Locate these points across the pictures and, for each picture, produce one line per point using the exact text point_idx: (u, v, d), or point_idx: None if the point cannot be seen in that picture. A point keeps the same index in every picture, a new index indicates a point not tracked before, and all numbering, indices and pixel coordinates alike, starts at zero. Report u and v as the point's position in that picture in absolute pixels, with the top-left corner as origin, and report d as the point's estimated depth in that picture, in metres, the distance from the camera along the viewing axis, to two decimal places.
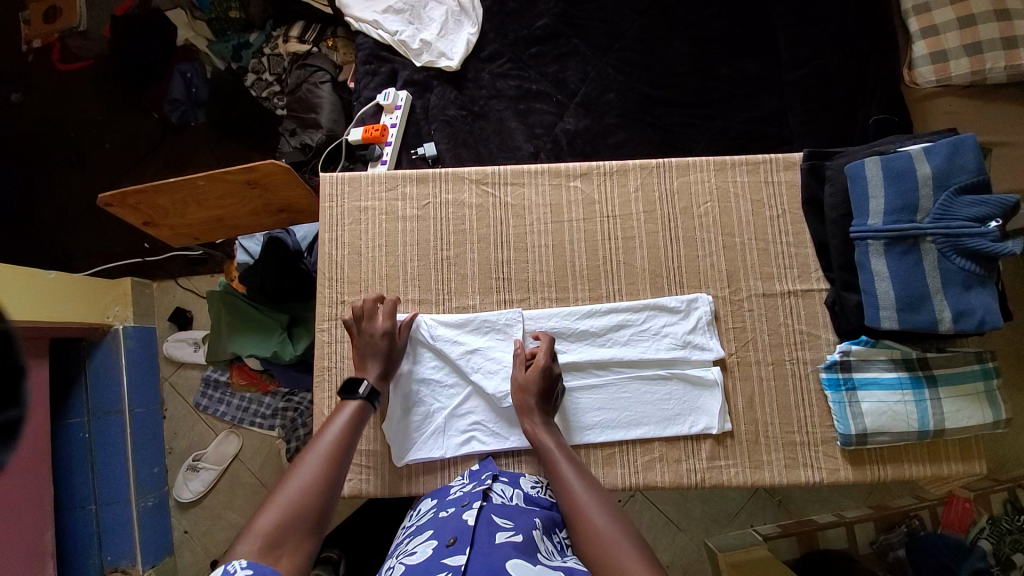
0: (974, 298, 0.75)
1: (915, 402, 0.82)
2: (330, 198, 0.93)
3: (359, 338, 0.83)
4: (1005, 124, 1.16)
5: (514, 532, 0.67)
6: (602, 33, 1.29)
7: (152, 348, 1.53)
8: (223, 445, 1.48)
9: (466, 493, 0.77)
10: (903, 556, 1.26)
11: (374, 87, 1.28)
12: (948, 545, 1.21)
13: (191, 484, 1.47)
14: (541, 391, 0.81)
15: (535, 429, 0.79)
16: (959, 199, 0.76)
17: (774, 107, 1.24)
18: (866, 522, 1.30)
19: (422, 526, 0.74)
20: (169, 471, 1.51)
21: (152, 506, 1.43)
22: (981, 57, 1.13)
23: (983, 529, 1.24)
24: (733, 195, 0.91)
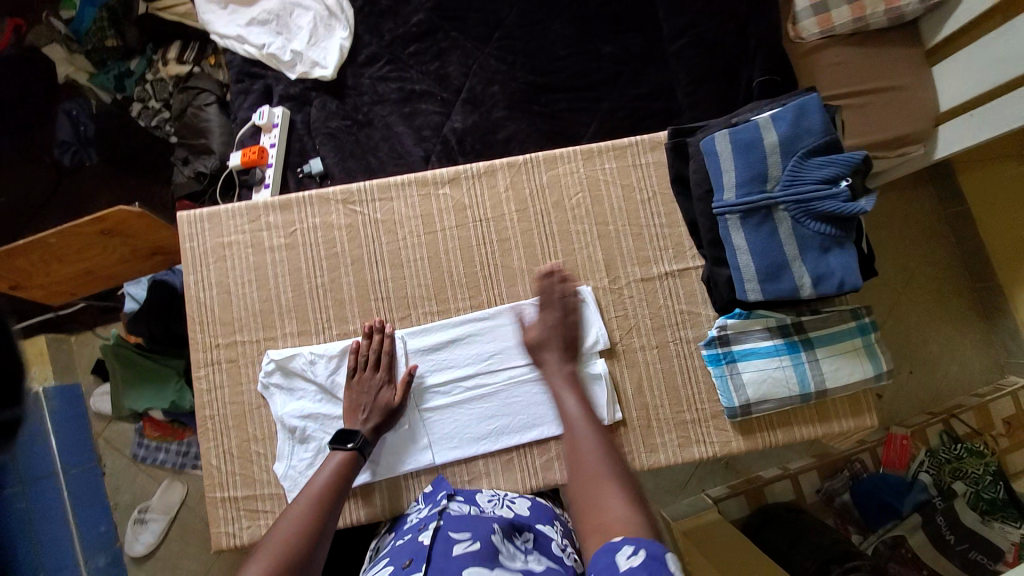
0: (832, 260, 0.76)
1: (793, 366, 0.83)
2: (191, 238, 0.89)
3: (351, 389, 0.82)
4: (887, 71, 1.17)
5: (470, 543, 0.64)
6: (479, 24, 1.25)
7: (81, 406, 1.41)
8: (168, 494, 1.39)
9: (422, 518, 0.75)
10: (848, 500, 1.32)
11: (248, 106, 1.23)
12: (889, 483, 1.28)
13: (142, 536, 1.37)
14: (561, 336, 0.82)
15: (554, 370, 0.79)
16: (808, 162, 0.76)
17: (659, 81, 1.23)
18: (811, 471, 1.36)
19: (383, 555, 0.72)
20: (118, 526, 1.40)
21: (105, 565, 1.32)
22: (861, 3, 1.12)
23: (923, 463, 1.28)
24: (602, 182, 0.91)
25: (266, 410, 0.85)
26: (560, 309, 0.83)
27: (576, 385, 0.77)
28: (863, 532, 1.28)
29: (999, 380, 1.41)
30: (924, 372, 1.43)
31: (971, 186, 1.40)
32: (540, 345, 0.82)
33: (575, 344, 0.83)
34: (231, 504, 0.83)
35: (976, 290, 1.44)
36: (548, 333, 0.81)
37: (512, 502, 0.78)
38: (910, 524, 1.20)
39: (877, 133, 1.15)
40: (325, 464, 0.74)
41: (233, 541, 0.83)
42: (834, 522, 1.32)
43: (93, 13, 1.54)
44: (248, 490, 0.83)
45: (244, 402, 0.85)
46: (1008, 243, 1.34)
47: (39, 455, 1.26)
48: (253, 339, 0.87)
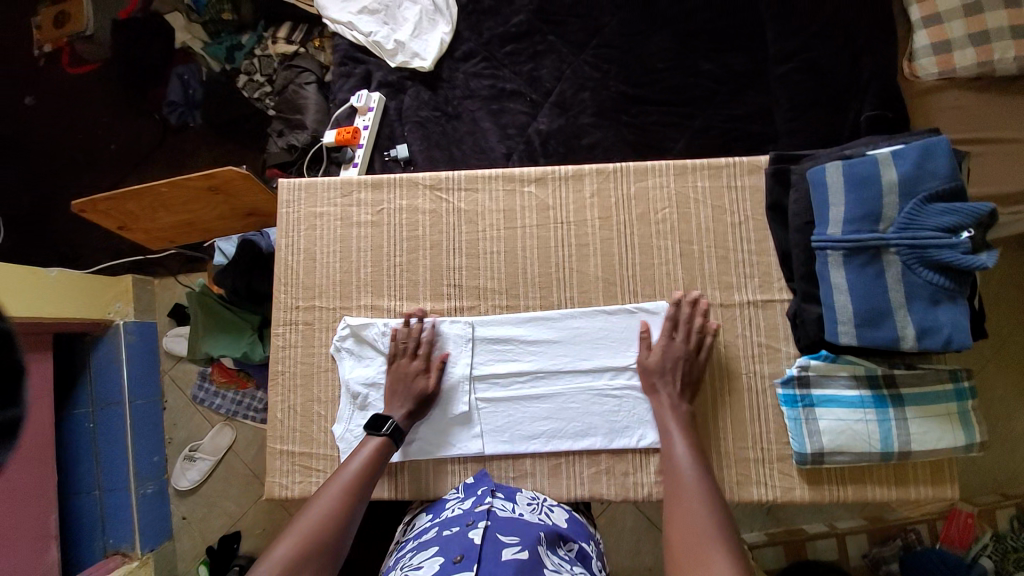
0: (942, 314, 0.70)
1: (878, 421, 0.77)
2: (287, 204, 0.93)
3: (392, 376, 0.84)
4: (1010, 122, 1.08)
5: (519, 548, 0.63)
6: (578, 30, 1.26)
7: (153, 342, 1.47)
8: (217, 438, 1.42)
9: (467, 512, 0.74)
10: (896, 570, 1.21)
11: (348, 88, 1.28)
12: (949, 564, 1.17)
13: (189, 473, 1.42)
14: (687, 373, 0.81)
15: (664, 405, 0.79)
16: (928, 207, 0.71)
17: (758, 104, 1.19)
18: (858, 533, 1.25)
19: (425, 543, 0.70)
20: (168, 460, 1.45)
21: (152, 494, 1.38)
22: (989, 47, 1.05)
23: (986, 547, 1.19)
24: (692, 200, 0.88)
25: (333, 376, 0.88)
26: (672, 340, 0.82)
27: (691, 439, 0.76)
28: None
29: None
30: (1007, 449, 1.30)
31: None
32: (657, 371, 0.81)
33: (699, 377, 0.82)
34: (289, 459, 0.87)
35: None
36: (667, 363, 0.81)
37: (550, 514, 0.76)
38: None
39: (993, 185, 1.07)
40: (361, 445, 0.78)
41: (286, 493, 0.87)
42: None
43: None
44: (304, 449, 0.87)
45: (314, 364, 0.89)
46: None
47: (108, 381, 1.35)
48: (330, 307, 0.90)
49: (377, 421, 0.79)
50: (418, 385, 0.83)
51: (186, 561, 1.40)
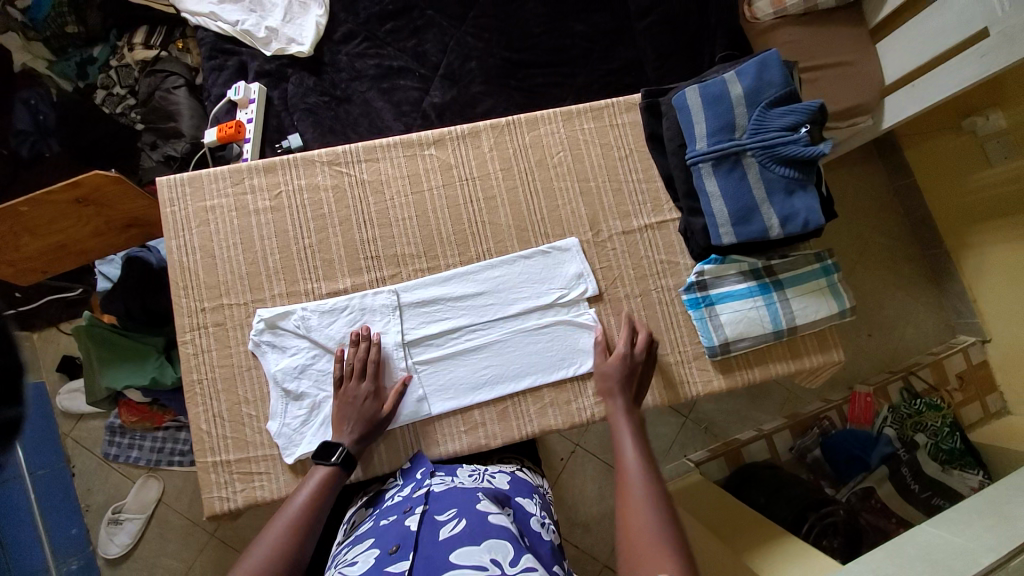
0: (796, 201, 0.82)
1: (766, 306, 0.89)
2: (170, 203, 0.87)
3: (337, 405, 0.80)
4: (837, 44, 1.26)
5: (457, 521, 0.65)
6: (455, 2, 1.27)
7: (48, 405, 1.31)
8: (142, 491, 1.30)
9: (406, 498, 0.74)
10: (819, 455, 1.42)
11: (222, 83, 1.21)
12: (858, 437, 1.39)
13: (116, 538, 1.28)
14: (623, 375, 0.85)
15: (617, 411, 0.81)
16: (771, 112, 0.82)
17: (629, 57, 1.30)
18: (783, 430, 1.46)
19: (363, 534, 0.70)
20: (90, 529, 1.30)
21: (76, 569, 1.23)
22: None
23: (887, 418, 1.42)
24: (583, 142, 0.95)
25: (258, 372, 0.84)
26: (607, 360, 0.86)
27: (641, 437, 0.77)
28: (835, 485, 1.38)
29: (950, 337, 1.56)
30: (883, 333, 1.56)
31: (915, 158, 1.54)
32: (607, 388, 0.84)
33: (638, 376, 0.86)
34: (226, 467, 0.82)
35: (926, 255, 1.59)
36: (612, 373, 0.84)
37: (494, 477, 0.80)
38: (877, 477, 1.31)
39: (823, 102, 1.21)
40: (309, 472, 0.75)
41: (226, 505, 0.82)
42: (808, 476, 1.42)
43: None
44: (240, 453, 0.83)
45: (234, 365, 0.84)
46: (948, 210, 1.49)
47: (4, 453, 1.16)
48: (241, 302, 0.86)
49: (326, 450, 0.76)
50: (369, 406, 0.80)
51: None
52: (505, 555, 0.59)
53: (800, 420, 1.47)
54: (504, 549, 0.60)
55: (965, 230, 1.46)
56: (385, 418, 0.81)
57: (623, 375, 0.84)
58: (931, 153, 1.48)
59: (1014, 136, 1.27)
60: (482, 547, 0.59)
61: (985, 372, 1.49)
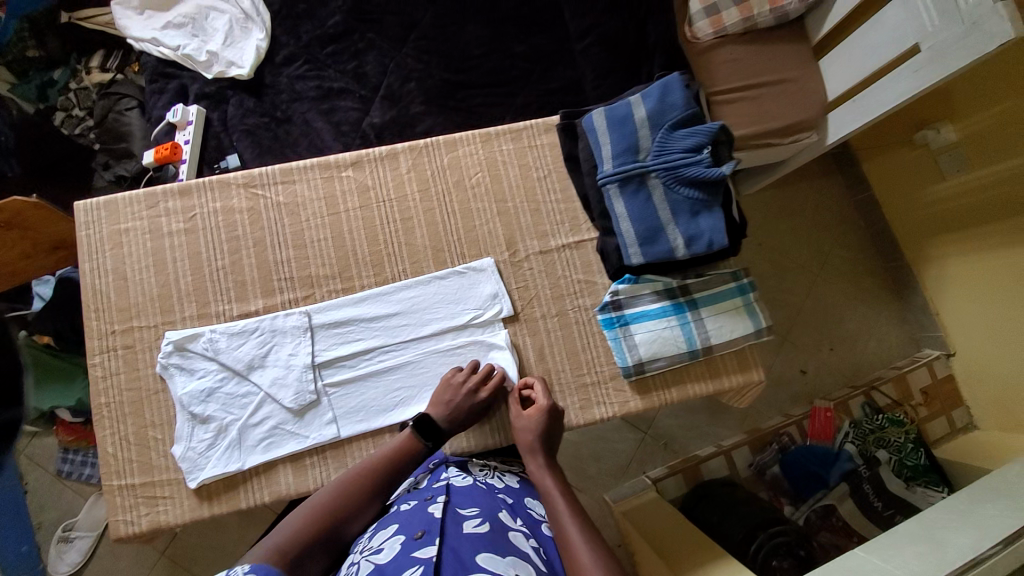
0: (701, 221, 0.83)
1: (680, 325, 0.89)
2: (86, 226, 0.88)
3: (440, 382, 0.84)
4: (780, 63, 1.19)
5: (480, 521, 0.65)
6: (396, 25, 1.29)
7: None
8: (96, 507, 1.23)
9: (429, 487, 0.74)
10: (777, 471, 1.37)
11: (163, 105, 1.23)
12: (816, 454, 1.34)
13: (66, 557, 1.20)
14: (544, 431, 0.81)
15: (540, 472, 0.79)
16: (674, 134, 0.84)
17: (569, 77, 1.29)
18: (742, 446, 1.39)
19: (387, 520, 0.69)
20: (40, 548, 1.22)
21: None
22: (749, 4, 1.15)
23: (848, 434, 1.36)
24: (501, 163, 0.96)
25: (165, 395, 0.84)
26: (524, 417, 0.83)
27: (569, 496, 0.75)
28: (794, 504, 1.33)
29: (914, 350, 1.53)
30: (844, 347, 1.53)
31: (873, 170, 1.52)
32: (525, 447, 0.81)
33: (557, 431, 0.83)
34: (130, 492, 0.82)
35: (886, 270, 1.57)
36: (530, 433, 0.81)
37: (501, 477, 0.80)
38: (839, 494, 1.27)
39: (767, 121, 1.17)
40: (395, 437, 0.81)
41: (130, 530, 0.81)
42: (767, 494, 1.36)
43: (15, 23, 1.37)
44: (145, 478, 0.82)
45: (142, 388, 0.84)
46: (909, 224, 1.46)
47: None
48: (150, 325, 0.86)
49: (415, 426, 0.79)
50: None
51: None
52: (527, 572, 0.58)
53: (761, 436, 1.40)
54: (525, 567, 0.59)
55: (923, 242, 1.44)
56: (459, 429, 0.82)
57: (546, 429, 0.81)
58: (887, 169, 1.47)
59: (968, 147, 1.25)
60: (507, 560, 0.58)
61: (951, 386, 1.44)
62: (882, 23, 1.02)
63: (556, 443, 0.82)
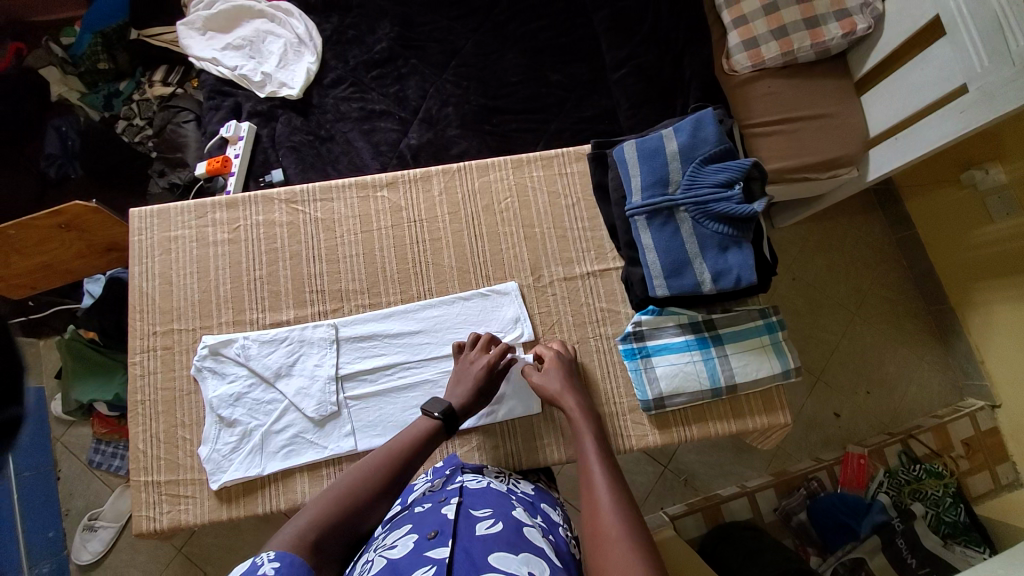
0: (730, 257, 0.82)
1: (703, 361, 0.88)
2: (139, 232, 0.94)
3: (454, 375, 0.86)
4: (818, 99, 1.17)
5: (494, 521, 0.59)
6: (438, 53, 1.35)
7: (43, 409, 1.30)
8: (121, 498, 1.28)
9: (442, 491, 0.70)
10: (805, 519, 1.28)
11: (218, 120, 1.31)
12: (848, 504, 1.25)
13: (90, 545, 1.25)
14: (566, 374, 0.84)
15: (574, 412, 0.78)
16: (705, 169, 0.83)
17: (604, 106, 1.30)
18: (768, 489, 1.32)
19: (400, 521, 0.64)
20: (68, 533, 1.28)
21: (48, 573, 1.19)
22: (789, 39, 1.14)
23: (882, 483, 1.30)
24: (531, 189, 0.98)
25: (197, 396, 0.88)
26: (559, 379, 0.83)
27: (600, 435, 0.75)
28: (821, 555, 1.25)
29: (957, 400, 1.44)
30: (883, 392, 1.45)
31: (918, 212, 1.46)
32: (554, 393, 0.81)
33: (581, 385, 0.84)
34: (156, 490, 0.85)
35: (930, 313, 1.49)
36: (553, 374, 0.83)
37: (516, 484, 0.78)
38: (870, 547, 1.19)
39: (806, 156, 1.15)
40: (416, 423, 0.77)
41: (153, 525, 0.84)
42: (792, 543, 1.28)
43: (90, 38, 1.50)
44: (172, 477, 0.85)
45: (175, 388, 0.88)
46: (955, 269, 1.40)
47: None
48: (189, 328, 0.90)
49: (431, 405, 0.78)
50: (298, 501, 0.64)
51: None
52: (541, 572, 0.52)
53: (788, 479, 1.33)
54: (539, 566, 0.53)
55: (968, 287, 1.37)
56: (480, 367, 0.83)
57: (567, 376, 0.83)
58: (933, 210, 1.41)
59: (1018, 191, 1.20)
60: (519, 559, 0.52)
61: (996, 440, 1.35)
62: (930, 58, 1.00)
63: (580, 386, 0.84)
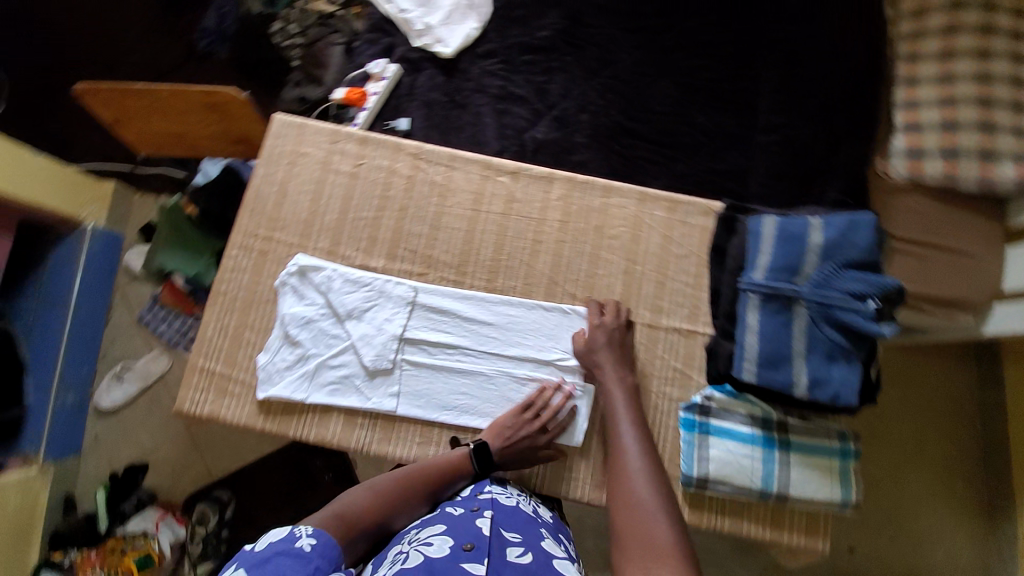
0: (834, 370, 0.78)
1: (763, 461, 0.82)
2: (275, 137, 0.98)
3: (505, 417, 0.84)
4: (965, 233, 1.07)
5: (524, 549, 0.59)
6: (595, 58, 1.33)
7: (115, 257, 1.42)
8: (152, 363, 1.37)
9: (475, 499, 0.70)
10: None
11: (370, 54, 1.36)
12: None
13: (114, 392, 1.37)
14: (618, 341, 0.87)
15: (607, 388, 0.84)
16: (841, 273, 0.79)
17: (739, 164, 1.24)
18: None
19: (433, 520, 0.65)
20: (99, 374, 1.39)
21: (71, 404, 1.32)
22: (957, 162, 1.05)
23: None
24: (646, 226, 0.95)
25: (272, 307, 0.91)
26: (604, 349, 0.86)
27: (636, 420, 0.82)
28: None
29: None
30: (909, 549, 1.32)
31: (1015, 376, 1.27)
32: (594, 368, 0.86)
33: (631, 359, 0.87)
34: (206, 378, 0.89)
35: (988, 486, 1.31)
36: (605, 343, 0.86)
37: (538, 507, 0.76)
38: None
39: (933, 289, 1.06)
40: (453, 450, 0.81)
41: (193, 408, 0.88)
42: None
43: None
44: (225, 371, 0.89)
45: (256, 292, 0.91)
46: None
47: (60, 280, 1.30)
48: (287, 242, 0.93)
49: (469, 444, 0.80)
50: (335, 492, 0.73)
51: (92, 479, 1.35)
52: None
53: None
54: None
55: None
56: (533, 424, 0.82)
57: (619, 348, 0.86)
58: None
59: None
60: None
61: None
62: None
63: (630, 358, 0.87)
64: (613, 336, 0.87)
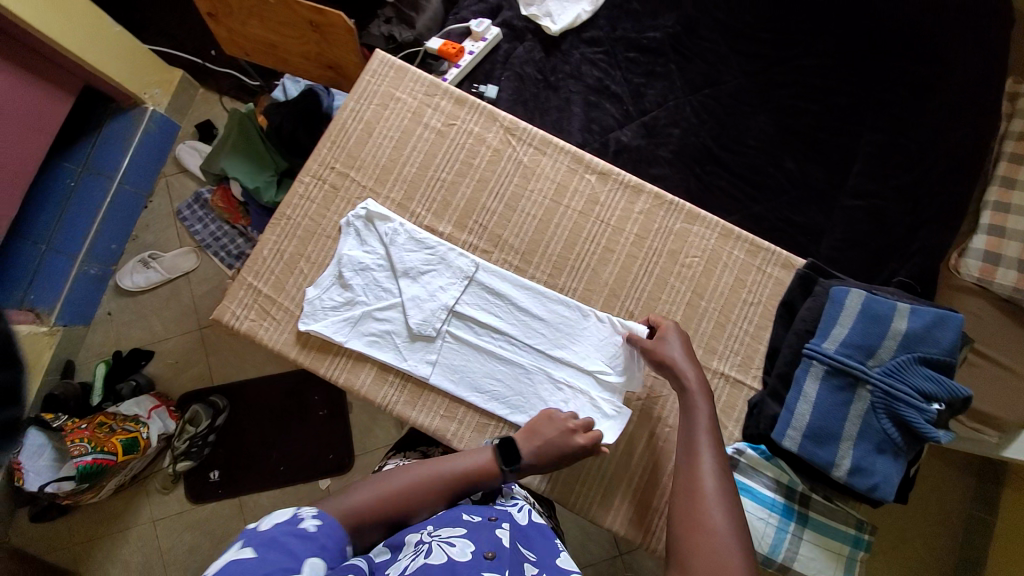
0: (880, 461, 0.76)
1: (777, 527, 0.81)
2: (373, 74, 0.95)
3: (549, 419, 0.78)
4: None
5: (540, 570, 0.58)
6: (699, 74, 1.24)
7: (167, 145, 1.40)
8: (181, 258, 1.36)
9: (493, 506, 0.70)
10: None
11: (473, 11, 1.31)
12: None
13: (136, 276, 1.35)
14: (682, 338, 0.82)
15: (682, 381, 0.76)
16: (916, 368, 0.76)
17: (815, 222, 1.14)
18: None
19: (448, 516, 0.64)
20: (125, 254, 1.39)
21: (94, 275, 1.32)
22: None
23: None
24: (721, 264, 0.91)
25: (331, 243, 0.89)
26: (675, 344, 0.80)
27: (711, 421, 0.73)
28: None
29: None
30: None
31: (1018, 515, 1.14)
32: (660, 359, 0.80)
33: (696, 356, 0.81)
34: (251, 294, 0.88)
35: None
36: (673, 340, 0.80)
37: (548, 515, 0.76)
38: None
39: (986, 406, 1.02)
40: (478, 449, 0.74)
41: (231, 320, 0.88)
42: None
43: None
44: (272, 292, 0.88)
45: (319, 225, 0.90)
46: None
47: (111, 151, 1.29)
48: (360, 183, 0.91)
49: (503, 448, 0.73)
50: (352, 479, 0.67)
51: (93, 356, 1.33)
52: None
53: None
54: None
55: None
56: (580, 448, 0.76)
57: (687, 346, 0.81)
58: None
59: None
60: None
61: None
62: None
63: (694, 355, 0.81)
64: (682, 338, 0.82)
